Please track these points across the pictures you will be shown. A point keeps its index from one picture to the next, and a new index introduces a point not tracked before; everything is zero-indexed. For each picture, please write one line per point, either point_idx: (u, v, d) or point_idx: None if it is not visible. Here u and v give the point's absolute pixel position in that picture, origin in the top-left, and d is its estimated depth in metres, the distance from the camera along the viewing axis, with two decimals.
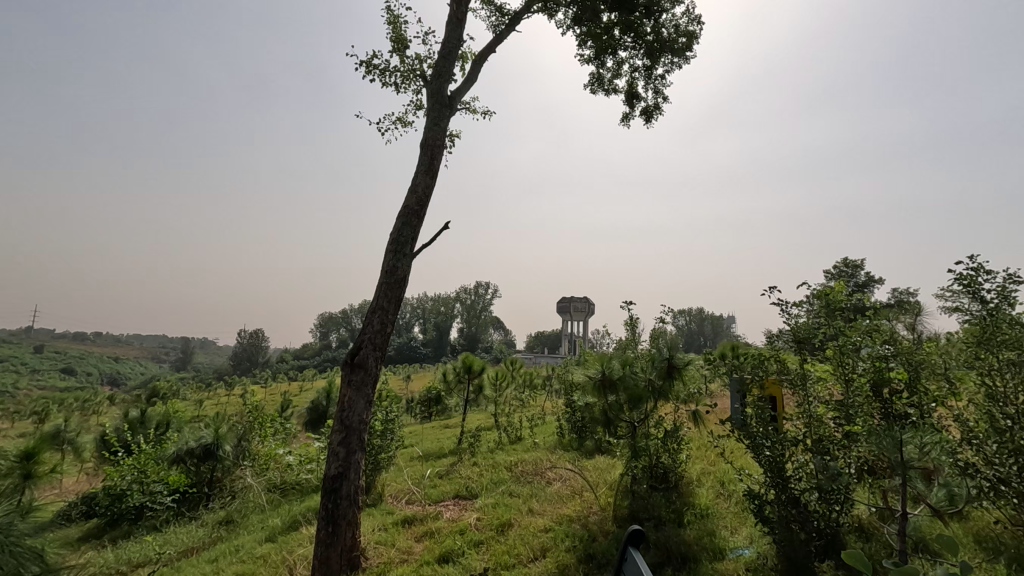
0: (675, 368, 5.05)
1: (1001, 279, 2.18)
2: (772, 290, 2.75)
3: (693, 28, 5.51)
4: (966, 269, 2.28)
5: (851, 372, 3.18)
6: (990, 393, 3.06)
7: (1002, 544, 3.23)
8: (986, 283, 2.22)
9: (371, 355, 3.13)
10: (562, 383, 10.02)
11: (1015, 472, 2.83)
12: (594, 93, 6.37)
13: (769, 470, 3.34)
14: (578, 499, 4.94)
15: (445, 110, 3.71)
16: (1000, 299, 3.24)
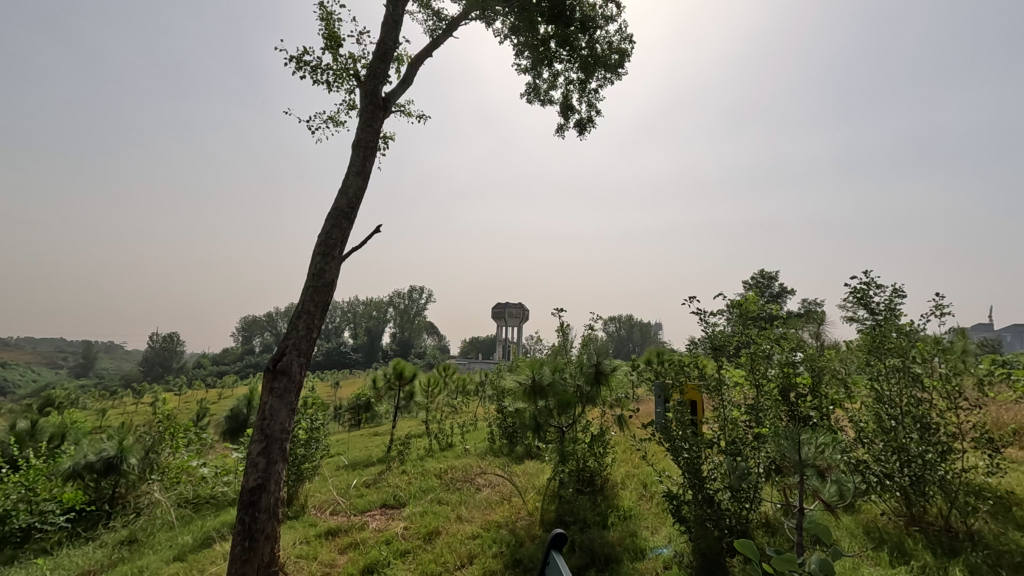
0: (602, 373, 5.18)
1: (887, 291, 3.02)
2: (692, 301, 2.94)
3: (625, 45, 5.75)
4: (860, 283, 3.10)
5: (760, 378, 3.46)
6: (879, 396, 3.64)
7: (887, 533, 3.56)
8: (876, 294, 3.04)
9: (295, 361, 3.02)
10: (494, 389, 10.07)
11: (897, 467, 3.47)
12: (530, 103, 6.50)
13: (687, 472, 3.53)
14: (506, 504, 4.97)
15: (379, 111, 3.66)
16: (887, 311, 3.64)
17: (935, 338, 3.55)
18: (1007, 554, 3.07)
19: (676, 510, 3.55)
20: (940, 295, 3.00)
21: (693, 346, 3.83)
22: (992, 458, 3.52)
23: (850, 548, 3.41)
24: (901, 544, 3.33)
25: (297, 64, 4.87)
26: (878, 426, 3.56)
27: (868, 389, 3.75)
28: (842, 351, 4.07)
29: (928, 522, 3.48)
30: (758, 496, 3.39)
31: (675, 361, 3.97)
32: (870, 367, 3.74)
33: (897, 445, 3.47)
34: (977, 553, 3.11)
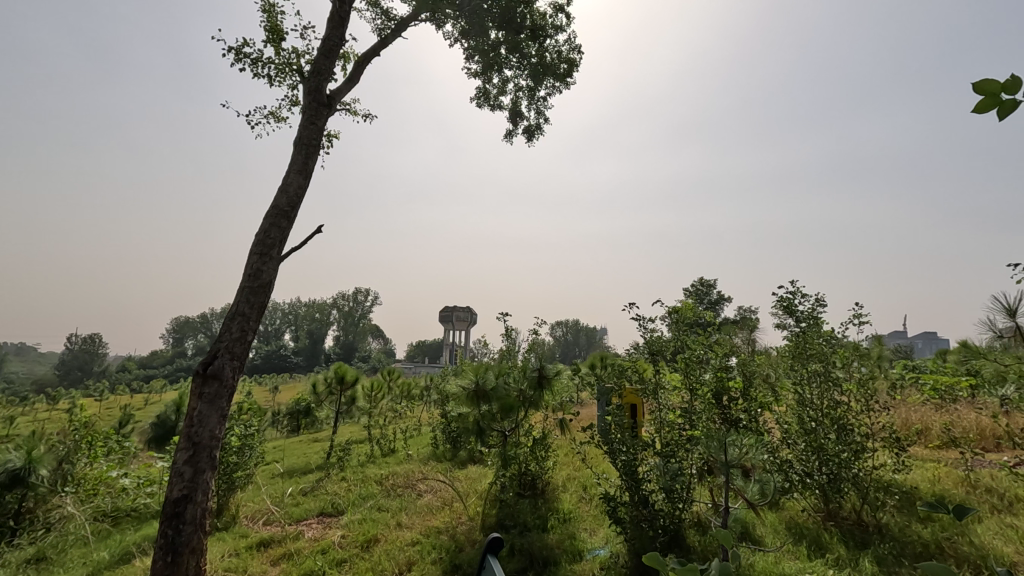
0: (545, 378, 5.25)
1: (808, 299, 3.19)
2: (633, 307, 3.07)
3: (574, 56, 5.87)
4: (788, 292, 3.26)
5: (694, 382, 3.64)
6: (802, 399, 3.88)
7: (806, 527, 3.79)
8: (800, 302, 3.21)
9: (228, 365, 2.90)
10: (438, 393, 9.96)
11: (817, 467, 3.69)
12: (479, 107, 6.51)
13: (624, 473, 3.63)
14: (447, 510, 4.93)
15: (322, 109, 3.57)
16: (810, 320, 3.88)
17: (850, 343, 3.83)
18: (910, 545, 3.34)
19: (613, 512, 3.64)
20: (857, 304, 3.21)
21: (633, 351, 3.90)
22: (898, 456, 3.83)
23: (773, 543, 3.60)
24: (818, 538, 3.54)
25: (236, 55, 4.68)
26: (801, 427, 3.79)
27: (792, 392, 3.99)
28: (770, 357, 4.30)
29: (843, 517, 3.74)
30: (690, 497, 3.53)
31: (615, 366, 4.07)
32: (794, 372, 3.97)
33: (815, 445, 3.70)
34: (883, 545, 3.36)
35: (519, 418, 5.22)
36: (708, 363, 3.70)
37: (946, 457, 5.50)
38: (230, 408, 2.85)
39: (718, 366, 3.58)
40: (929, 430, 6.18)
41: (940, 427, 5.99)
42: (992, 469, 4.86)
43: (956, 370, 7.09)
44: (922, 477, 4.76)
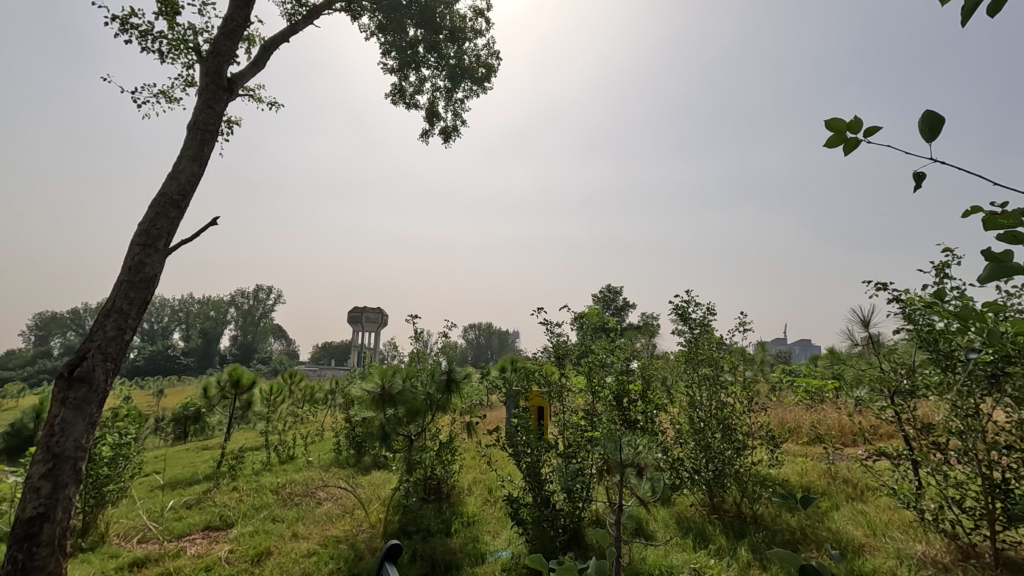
0: (453, 381, 5.22)
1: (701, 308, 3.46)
2: (541, 312, 3.37)
3: (492, 61, 5.92)
4: (682, 301, 3.61)
5: (597, 385, 3.86)
6: (692, 401, 4.16)
7: (692, 520, 4.06)
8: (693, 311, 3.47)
9: (99, 367, 2.61)
10: (343, 397, 9.59)
11: (703, 464, 3.96)
12: (395, 105, 6.37)
13: (528, 475, 3.70)
14: (348, 517, 4.75)
15: (222, 93, 3.32)
16: (702, 327, 4.17)
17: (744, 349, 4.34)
18: (779, 533, 3.68)
19: (516, 513, 3.69)
20: (745, 312, 3.52)
21: (538, 355, 4.01)
22: (773, 452, 4.21)
23: (663, 537, 3.82)
24: (702, 531, 3.80)
25: (121, 25, 4.24)
26: (692, 427, 4.06)
27: (684, 395, 4.27)
28: (666, 362, 4.59)
29: (725, 509, 4.04)
30: (589, 496, 3.65)
31: (523, 368, 4.16)
32: (687, 375, 4.25)
33: (702, 443, 3.97)
34: (758, 534, 3.67)
35: (424, 419, 5.15)
36: (609, 367, 3.93)
37: (813, 452, 6.13)
38: (100, 415, 2.56)
39: (619, 369, 3.87)
40: (800, 428, 6.86)
41: (808, 425, 6.66)
42: (849, 461, 5.47)
43: (822, 373, 7.92)
44: (793, 471, 5.27)
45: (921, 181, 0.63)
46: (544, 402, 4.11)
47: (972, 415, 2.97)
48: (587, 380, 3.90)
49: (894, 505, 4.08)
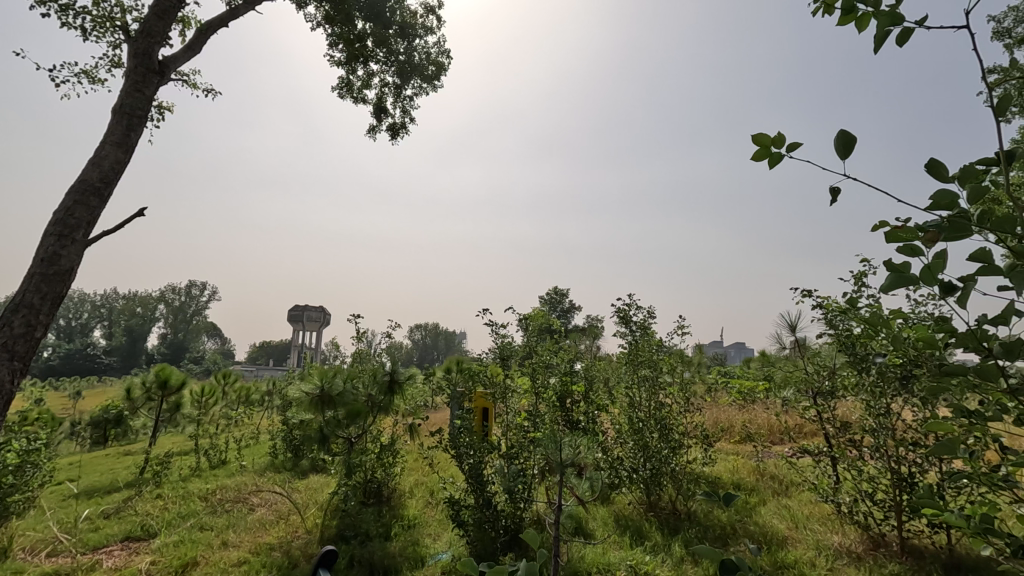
0: (396, 383, 5.13)
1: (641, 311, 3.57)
2: (486, 312, 3.32)
3: (443, 59, 5.86)
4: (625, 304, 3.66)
5: (541, 386, 3.96)
6: (632, 401, 4.27)
7: (630, 517, 4.16)
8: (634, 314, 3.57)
9: (4, 366, 2.39)
10: (280, 398, 9.23)
11: (641, 463, 4.05)
12: (341, 98, 6.20)
13: (470, 476, 3.67)
14: (283, 523, 4.57)
15: (152, 76, 3.12)
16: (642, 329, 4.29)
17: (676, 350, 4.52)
18: (711, 528, 3.83)
19: (457, 515, 3.66)
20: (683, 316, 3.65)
21: (483, 357, 4.00)
22: (707, 451, 4.39)
23: (601, 535, 3.89)
24: (639, 529, 3.90)
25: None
26: (631, 427, 4.16)
27: (624, 396, 4.38)
28: (607, 365, 4.70)
29: (661, 507, 4.17)
30: (531, 496, 3.67)
31: (467, 370, 4.16)
32: (627, 377, 4.36)
33: (640, 442, 4.07)
34: (691, 530, 3.81)
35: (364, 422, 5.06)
36: (553, 368, 4.10)
37: (743, 450, 6.42)
38: (5, 419, 2.34)
39: (562, 371, 4.08)
40: (732, 427, 7.16)
41: (740, 425, 6.97)
42: (776, 459, 5.77)
43: (754, 375, 8.31)
44: (725, 468, 5.50)
45: (836, 195, 0.69)
46: (487, 404, 4.07)
47: (884, 414, 3.21)
48: (531, 383, 3.97)
49: (816, 500, 4.34)
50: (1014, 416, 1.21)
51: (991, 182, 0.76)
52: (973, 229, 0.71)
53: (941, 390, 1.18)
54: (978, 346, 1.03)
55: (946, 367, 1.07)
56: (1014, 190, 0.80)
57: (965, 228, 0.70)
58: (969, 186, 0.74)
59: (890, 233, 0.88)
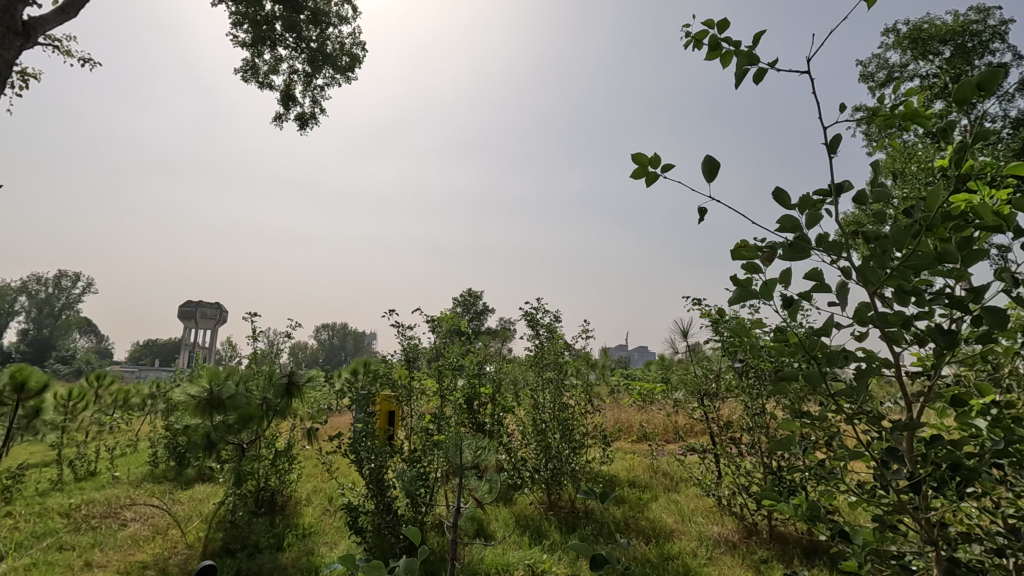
0: (295, 386, 4.72)
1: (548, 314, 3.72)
2: (391, 314, 3.28)
3: (358, 51, 5.66)
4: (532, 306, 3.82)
5: (448, 389, 3.94)
6: (536, 403, 4.36)
7: (531, 516, 4.24)
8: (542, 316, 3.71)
9: None
10: (163, 404, 8.45)
11: (542, 464, 4.13)
12: (245, 82, 5.80)
13: (371, 481, 3.55)
14: (160, 538, 4.18)
15: (15, 37, 2.75)
16: (549, 333, 4.40)
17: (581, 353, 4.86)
18: (607, 524, 4.00)
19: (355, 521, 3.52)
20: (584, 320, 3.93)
21: (389, 358, 3.91)
22: (605, 450, 4.61)
23: (501, 535, 3.93)
24: (538, 528, 3.99)
25: None
26: (535, 429, 4.22)
27: (529, 398, 4.45)
28: (513, 368, 4.78)
29: (560, 506, 4.29)
30: (432, 499, 3.63)
31: (372, 372, 4.04)
32: (533, 381, 4.45)
33: (542, 443, 4.14)
34: (587, 527, 3.95)
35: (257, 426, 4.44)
36: (461, 371, 4.10)
37: (640, 449, 6.78)
38: None
39: (471, 373, 4.12)
40: (630, 427, 7.53)
41: (637, 425, 7.33)
42: (668, 456, 6.14)
43: (653, 377, 8.78)
44: (622, 466, 5.77)
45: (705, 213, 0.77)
46: (393, 408, 3.95)
47: (759, 413, 3.52)
48: (438, 385, 3.93)
49: (700, 494, 4.66)
50: (844, 415, 1.36)
51: (826, 212, 0.87)
52: (810, 251, 0.82)
53: (782, 392, 1.33)
54: (809, 354, 1.17)
55: (786, 374, 1.20)
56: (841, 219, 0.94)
57: (804, 250, 0.80)
58: (807, 213, 0.85)
59: (740, 251, 0.99)
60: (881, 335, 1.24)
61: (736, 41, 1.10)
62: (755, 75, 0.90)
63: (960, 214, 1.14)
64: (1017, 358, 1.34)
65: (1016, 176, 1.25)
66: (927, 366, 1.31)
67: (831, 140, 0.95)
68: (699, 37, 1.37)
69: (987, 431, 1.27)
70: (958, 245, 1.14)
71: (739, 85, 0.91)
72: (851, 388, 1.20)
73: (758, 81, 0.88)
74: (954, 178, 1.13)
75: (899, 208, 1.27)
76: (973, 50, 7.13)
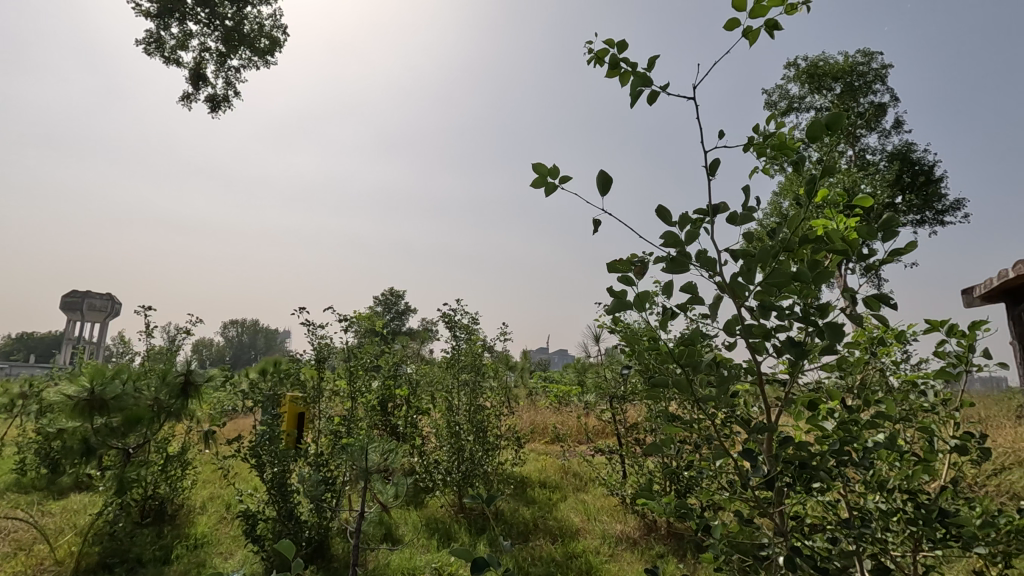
0: (192, 387, 3.77)
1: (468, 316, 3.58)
2: (302, 311, 2.98)
3: (279, 34, 5.39)
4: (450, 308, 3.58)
5: (359, 390, 3.81)
6: (451, 406, 4.32)
7: (440, 519, 4.20)
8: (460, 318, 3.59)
9: None
10: (34, 405, 7.54)
11: (454, 465, 4.10)
12: (148, 55, 5.34)
13: (271, 487, 3.36)
14: (23, 555, 3.73)
15: None
16: (466, 335, 4.39)
17: (498, 355, 4.92)
18: (516, 525, 4.04)
19: (252, 530, 3.31)
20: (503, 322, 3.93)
21: (299, 358, 3.71)
22: (518, 451, 4.66)
23: (408, 539, 3.86)
24: (447, 531, 3.96)
25: None
26: (448, 430, 4.17)
27: (444, 400, 4.41)
28: (428, 370, 4.73)
29: (470, 508, 4.28)
30: (338, 504, 3.50)
31: (280, 372, 3.84)
32: (448, 383, 4.43)
33: (455, 445, 4.11)
34: (496, 528, 3.97)
35: (149, 438, 4.01)
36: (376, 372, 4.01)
37: (552, 450, 6.94)
38: None
39: (385, 376, 4.15)
40: (544, 429, 7.69)
41: (551, 427, 7.50)
42: (578, 457, 6.33)
43: (568, 381, 9.01)
44: (535, 467, 5.87)
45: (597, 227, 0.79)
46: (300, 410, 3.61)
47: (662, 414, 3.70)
48: (350, 386, 3.79)
49: (606, 493, 4.83)
50: (717, 418, 1.46)
51: (702, 230, 0.94)
52: (688, 265, 0.88)
53: (658, 397, 1.41)
54: (681, 362, 1.25)
55: (661, 379, 1.28)
56: (714, 236, 1.00)
57: (683, 263, 0.85)
58: (686, 229, 0.90)
59: (618, 263, 1.04)
60: (746, 345, 1.35)
61: (633, 62, 1.16)
62: (648, 97, 0.96)
63: (815, 238, 1.27)
64: (863, 366, 1.50)
65: (866, 206, 1.39)
66: (787, 374, 1.43)
67: (711, 163, 1.01)
68: (598, 56, 1.43)
69: (832, 431, 1.42)
70: (811, 266, 1.27)
71: (632, 105, 0.95)
72: (718, 394, 1.29)
73: (650, 103, 0.92)
74: (809, 206, 1.25)
75: (768, 229, 1.39)
76: (858, 89, 7.97)
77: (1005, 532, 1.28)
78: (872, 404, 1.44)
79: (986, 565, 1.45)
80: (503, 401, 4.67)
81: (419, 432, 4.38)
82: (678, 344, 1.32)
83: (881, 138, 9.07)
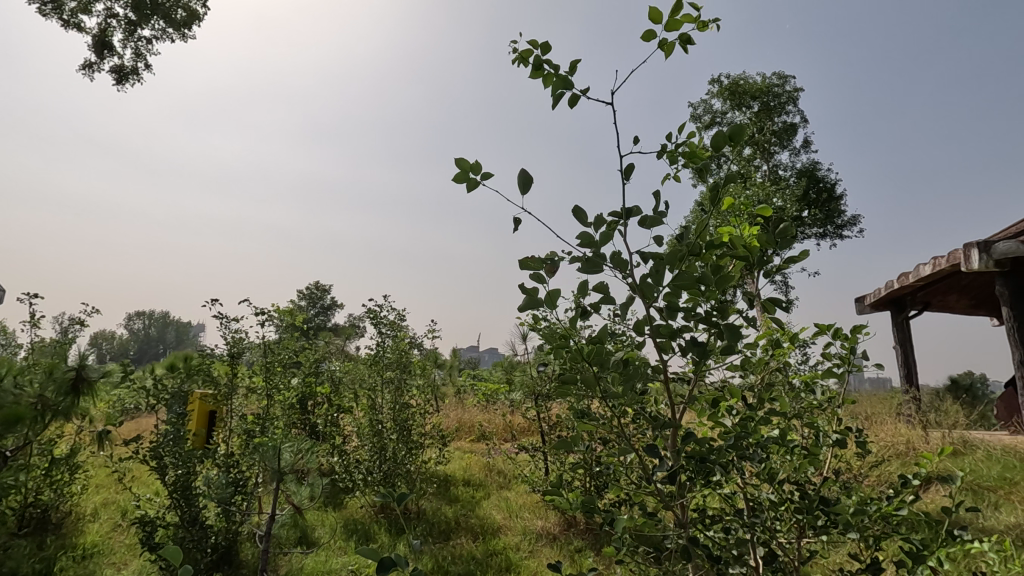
0: (83, 382, 3.31)
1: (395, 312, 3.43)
2: (214, 303, 2.73)
3: (198, 7, 5.02)
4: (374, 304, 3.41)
5: (276, 387, 3.61)
6: (374, 404, 4.21)
7: (359, 520, 4.07)
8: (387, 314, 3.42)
9: None
10: None
11: (375, 465, 3.99)
12: (43, 16, 4.81)
13: (174, 490, 3.10)
14: None
15: None
16: (391, 332, 4.27)
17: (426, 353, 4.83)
18: (438, 524, 3.99)
19: (149, 538, 3.03)
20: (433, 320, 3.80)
21: (210, 352, 3.44)
22: (442, 450, 4.60)
23: (324, 542, 3.72)
24: (365, 532, 3.84)
25: None
26: (370, 429, 4.07)
27: (367, 398, 4.29)
28: (351, 368, 4.58)
29: (391, 508, 4.19)
30: (248, 507, 3.29)
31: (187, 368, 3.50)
32: (372, 381, 4.30)
33: (377, 444, 4.00)
34: (418, 527, 3.91)
35: (31, 439, 3.61)
36: (295, 369, 3.82)
37: (478, 448, 6.93)
38: None
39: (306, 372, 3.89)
40: (470, 427, 7.67)
41: (478, 425, 7.49)
42: (503, 455, 6.36)
43: (496, 381, 9.03)
44: (459, 466, 5.84)
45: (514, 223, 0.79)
46: (212, 409, 3.58)
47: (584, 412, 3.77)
48: (266, 383, 3.59)
49: (528, 490, 4.88)
50: (626, 414, 1.51)
51: (615, 232, 0.96)
52: (600, 265, 0.89)
53: (569, 394, 1.43)
54: (592, 360, 1.28)
55: (571, 376, 1.30)
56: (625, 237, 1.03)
57: (596, 264, 0.86)
58: (599, 230, 0.92)
59: (532, 260, 1.04)
60: (654, 345, 1.40)
61: (555, 64, 1.17)
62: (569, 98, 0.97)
63: (719, 244, 1.33)
64: (761, 366, 1.59)
65: (766, 215, 1.48)
66: (692, 373, 1.50)
67: (625, 166, 1.04)
68: (523, 54, 1.43)
69: (731, 427, 1.50)
70: (715, 270, 1.33)
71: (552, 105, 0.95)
72: (627, 391, 1.33)
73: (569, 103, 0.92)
74: (714, 213, 1.30)
75: (677, 234, 1.44)
76: (774, 109, 8.54)
77: (876, 518, 1.39)
78: (766, 401, 1.53)
79: (862, 548, 1.58)
80: (429, 399, 4.59)
81: (340, 431, 4.22)
82: (590, 343, 1.35)
83: (793, 156, 9.76)
